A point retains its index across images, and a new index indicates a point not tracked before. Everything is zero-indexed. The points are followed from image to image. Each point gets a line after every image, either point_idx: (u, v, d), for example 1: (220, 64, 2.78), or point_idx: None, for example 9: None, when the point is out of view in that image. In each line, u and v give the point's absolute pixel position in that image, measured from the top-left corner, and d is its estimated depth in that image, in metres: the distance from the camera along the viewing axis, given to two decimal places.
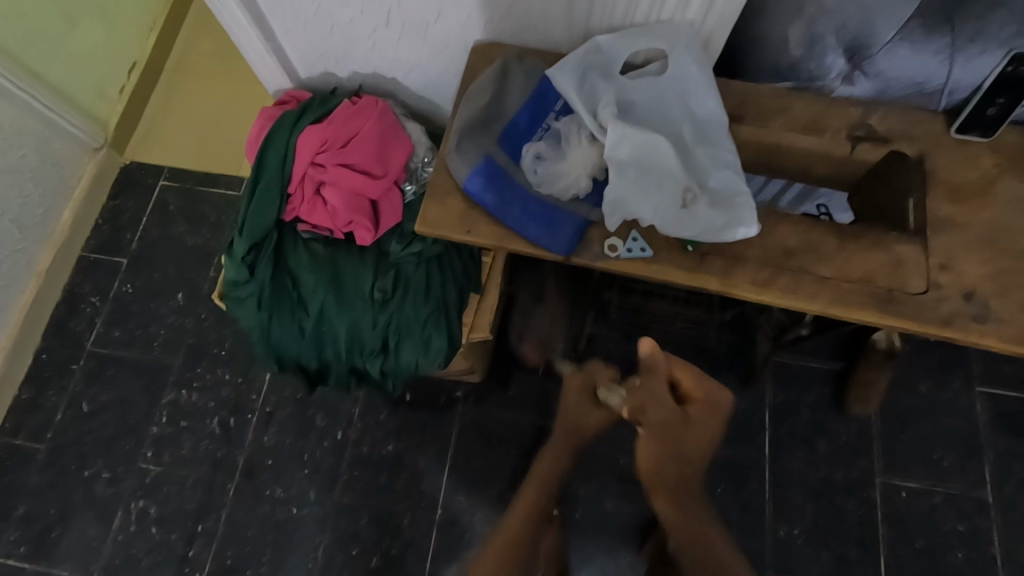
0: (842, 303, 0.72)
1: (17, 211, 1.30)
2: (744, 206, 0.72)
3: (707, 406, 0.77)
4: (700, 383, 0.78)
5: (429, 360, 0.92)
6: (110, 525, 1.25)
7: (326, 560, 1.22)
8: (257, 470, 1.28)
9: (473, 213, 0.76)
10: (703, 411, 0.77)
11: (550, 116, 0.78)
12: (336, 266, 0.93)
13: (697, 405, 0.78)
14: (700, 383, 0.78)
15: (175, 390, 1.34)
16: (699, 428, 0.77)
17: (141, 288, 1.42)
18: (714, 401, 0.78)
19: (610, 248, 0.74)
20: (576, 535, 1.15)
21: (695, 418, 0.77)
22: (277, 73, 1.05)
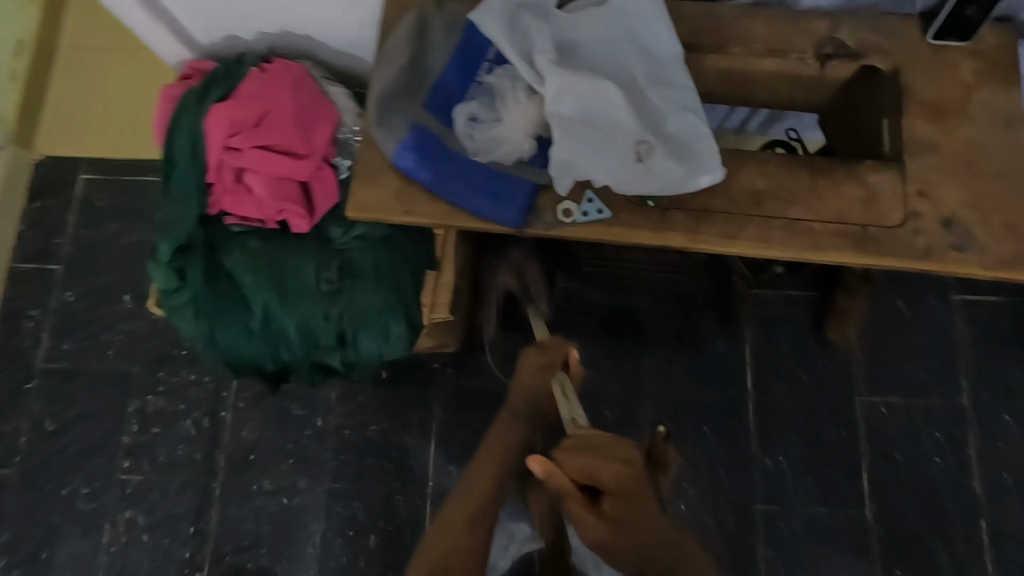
0: (816, 247, 0.67)
1: None
2: (706, 152, 0.66)
3: (622, 486, 0.65)
4: (599, 467, 0.64)
5: (392, 348, 0.87)
6: (100, 539, 1.23)
7: (325, 544, 1.22)
8: (241, 466, 1.25)
9: (409, 190, 0.68)
10: (624, 495, 0.65)
11: (482, 69, 0.69)
12: (274, 260, 0.85)
13: (612, 492, 0.65)
14: (608, 470, 0.65)
15: (141, 398, 1.28)
16: (621, 505, 0.65)
17: (82, 296, 1.32)
18: (623, 476, 0.65)
19: (564, 214, 0.67)
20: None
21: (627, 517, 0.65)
22: (172, 43, 0.91)
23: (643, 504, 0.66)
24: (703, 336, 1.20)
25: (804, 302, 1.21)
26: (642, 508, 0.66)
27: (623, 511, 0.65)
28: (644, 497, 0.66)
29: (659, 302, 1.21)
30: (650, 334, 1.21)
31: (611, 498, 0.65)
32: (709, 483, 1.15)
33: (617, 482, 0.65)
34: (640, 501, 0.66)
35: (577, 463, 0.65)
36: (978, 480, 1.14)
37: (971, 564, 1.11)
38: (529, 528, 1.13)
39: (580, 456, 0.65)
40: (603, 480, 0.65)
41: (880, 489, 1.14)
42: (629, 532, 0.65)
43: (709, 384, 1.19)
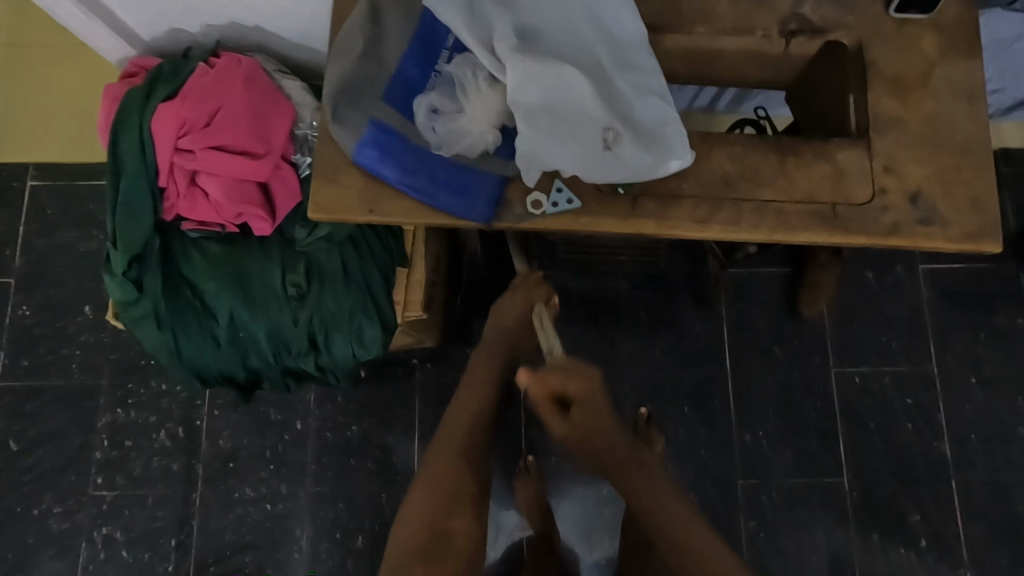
0: (786, 228, 0.66)
1: None
2: (674, 137, 0.64)
3: (587, 396, 0.72)
4: (568, 382, 0.71)
5: (366, 349, 0.85)
6: (77, 558, 1.20)
7: (313, 547, 1.21)
8: (220, 475, 1.22)
9: (373, 187, 0.65)
10: (589, 402, 0.72)
11: (441, 58, 0.66)
12: (237, 266, 0.82)
13: (578, 399, 0.72)
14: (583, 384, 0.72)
15: (110, 412, 1.24)
16: (585, 412, 0.72)
17: (39, 309, 1.26)
18: (590, 387, 0.72)
19: (534, 205, 0.65)
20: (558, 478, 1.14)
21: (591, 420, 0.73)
22: (113, 39, 0.86)
23: (602, 411, 0.74)
24: (680, 318, 1.21)
25: (776, 278, 1.22)
26: (601, 415, 0.73)
27: (587, 417, 0.73)
28: (604, 407, 0.74)
29: (635, 285, 1.21)
30: (628, 317, 1.20)
31: (578, 407, 0.73)
32: (692, 462, 1.16)
33: (586, 395, 0.72)
34: (600, 406, 0.73)
35: (550, 379, 0.71)
36: (947, 442, 1.18)
37: (943, 522, 1.15)
38: (517, 517, 1.12)
39: (552, 374, 0.70)
40: (573, 389, 0.71)
41: (856, 457, 1.17)
42: (592, 431, 0.73)
43: (688, 365, 1.20)
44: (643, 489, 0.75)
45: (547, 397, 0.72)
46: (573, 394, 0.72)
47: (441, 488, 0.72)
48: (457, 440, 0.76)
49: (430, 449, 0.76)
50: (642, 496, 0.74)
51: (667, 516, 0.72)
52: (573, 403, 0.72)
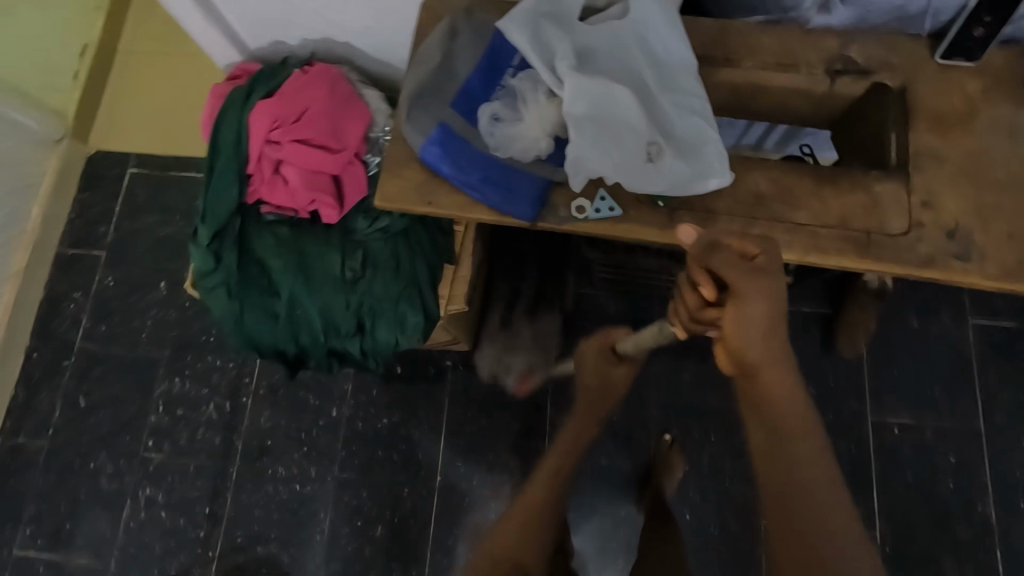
0: (819, 250, 0.69)
1: None
2: (714, 156, 0.69)
3: (775, 269, 0.57)
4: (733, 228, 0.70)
5: (407, 336, 0.91)
6: (121, 514, 1.28)
7: (335, 532, 1.25)
8: (258, 451, 1.30)
9: (432, 182, 0.72)
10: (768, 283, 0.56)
11: (506, 74, 0.74)
12: (303, 249, 0.91)
13: (764, 273, 0.56)
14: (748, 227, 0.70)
15: (168, 381, 1.34)
16: (766, 300, 0.56)
17: (120, 281, 1.38)
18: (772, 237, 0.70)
19: (577, 210, 0.71)
20: (581, 496, 1.16)
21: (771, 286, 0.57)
22: (224, 45, 0.99)
23: (772, 317, 0.57)
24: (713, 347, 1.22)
25: (812, 317, 1.22)
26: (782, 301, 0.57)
27: (760, 316, 0.56)
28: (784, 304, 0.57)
29: None
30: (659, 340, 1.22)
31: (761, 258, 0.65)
32: (716, 491, 1.15)
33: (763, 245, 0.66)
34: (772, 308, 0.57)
35: (722, 251, 0.57)
36: (993, 504, 1.12)
37: None
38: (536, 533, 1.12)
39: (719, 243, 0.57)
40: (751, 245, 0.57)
41: (889, 507, 1.13)
42: (761, 341, 0.58)
43: (718, 394, 1.19)
44: (787, 436, 0.59)
45: (702, 275, 0.57)
46: (742, 282, 0.55)
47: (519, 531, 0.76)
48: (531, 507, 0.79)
49: (504, 519, 0.79)
50: (787, 434, 0.60)
51: (787, 420, 0.60)
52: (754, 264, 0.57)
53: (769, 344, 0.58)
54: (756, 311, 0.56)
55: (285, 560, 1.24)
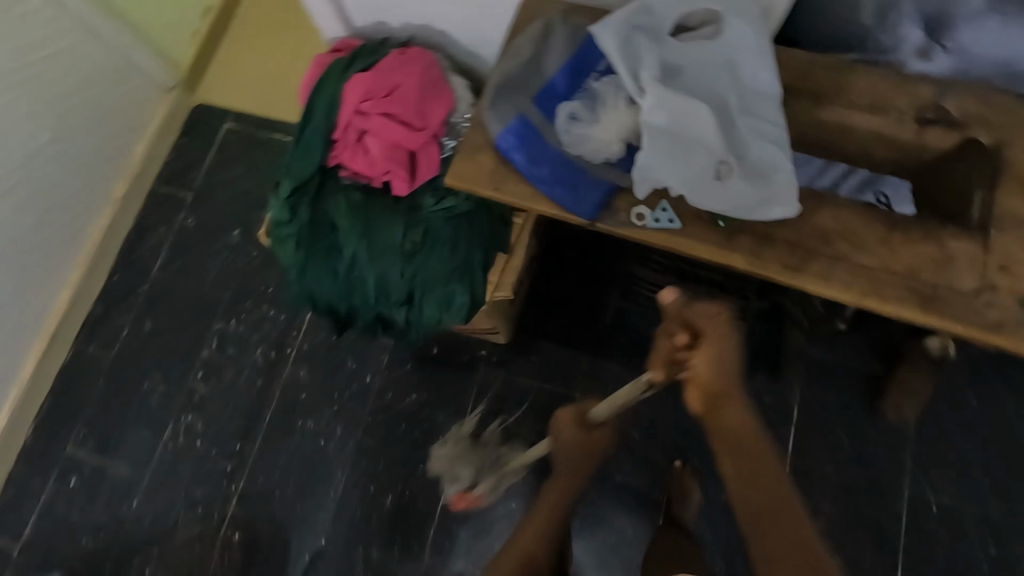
0: (878, 295, 0.68)
1: (87, 136, 1.34)
2: (783, 185, 0.69)
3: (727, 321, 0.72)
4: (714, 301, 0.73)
5: (451, 315, 0.95)
6: (162, 434, 1.36)
7: (348, 493, 1.30)
8: (292, 402, 1.36)
9: (503, 169, 0.76)
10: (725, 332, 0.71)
11: (591, 77, 0.76)
12: (370, 216, 0.96)
13: (721, 325, 0.71)
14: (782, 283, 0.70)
15: (225, 321, 1.42)
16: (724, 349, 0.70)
17: (200, 223, 1.50)
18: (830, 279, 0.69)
19: (636, 217, 0.73)
20: (591, 510, 1.16)
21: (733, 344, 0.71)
22: (333, 20, 1.07)
23: (727, 360, 0.71)
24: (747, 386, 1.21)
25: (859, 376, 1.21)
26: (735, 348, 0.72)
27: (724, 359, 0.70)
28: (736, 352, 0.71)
29: None
30: None
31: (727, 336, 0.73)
32: (729, 531, 1.13)
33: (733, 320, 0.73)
34: (729, 350, 0.71)
35: (691, 311, 0.71)
36: None
37: None
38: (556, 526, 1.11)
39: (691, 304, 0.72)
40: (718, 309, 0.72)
41: None
42: (721, 379, 0.71)
43: None
44: (760, 463, 0.71)
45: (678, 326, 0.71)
46: (706, 331, 0.70)
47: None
48: (518, 560, 0.82)
49: (497, 561, 0.84)
50: (759, 464, 0.72)
51: (755, 452, 0.72)
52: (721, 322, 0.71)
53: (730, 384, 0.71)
54: (717, 356, 0.70)
55: (297, 510, 1.30)
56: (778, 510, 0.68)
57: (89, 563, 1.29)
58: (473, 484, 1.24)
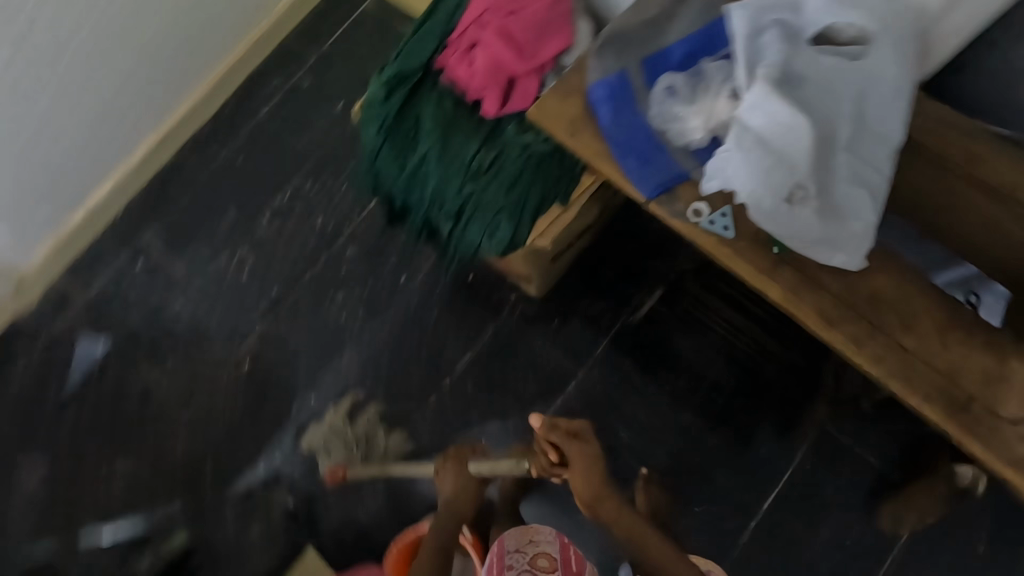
0: (907, 382, 0.64)
1: None
2: (856, 234, 0.65)
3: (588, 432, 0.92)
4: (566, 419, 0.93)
5: (490, 244, 0.97)
6: (218, 256, 1.50)
7: (349, 371, 1.40)
8: (331, 273, 1.46)
9: (584, 120, 0.75)
10: (587, 436, 0.92)
11: (708, 57, 0.73)
12: (453, 126, 0.99)
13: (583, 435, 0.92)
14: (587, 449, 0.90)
15: (302, 180, 1.53)
16: (590, 455, 0.90)
17: (313, 85, 1.59)
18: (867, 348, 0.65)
19: (693, 213, 0.70)
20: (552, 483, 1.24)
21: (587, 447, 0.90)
22: None
23: (598, 459, 0.90)
24: (755, 436, 1.22)
25: (869, 471, 1.20)
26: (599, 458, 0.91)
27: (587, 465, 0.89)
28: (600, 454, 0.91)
29: (729, 370, 1.26)
30: (706, 394, 1.25)
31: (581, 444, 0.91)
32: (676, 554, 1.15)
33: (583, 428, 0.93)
34: (593, 464, 0.89)
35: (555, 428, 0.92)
36: None
37: None
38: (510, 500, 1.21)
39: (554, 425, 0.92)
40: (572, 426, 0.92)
41: None
42: (595, 482, 0.89)
43: (731, 476, 1.22)
44: (641, 525, 0.93)
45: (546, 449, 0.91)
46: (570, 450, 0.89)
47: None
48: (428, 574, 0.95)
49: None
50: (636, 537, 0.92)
51: (625, 523, 0.92)
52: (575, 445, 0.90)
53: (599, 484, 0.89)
54: (585, 455, 0.89)
55: (303, 366, 1.42)
56: (660, 555, 0.92)
57: (128, 338, 1.46)
58: (347, 465, 1.33)
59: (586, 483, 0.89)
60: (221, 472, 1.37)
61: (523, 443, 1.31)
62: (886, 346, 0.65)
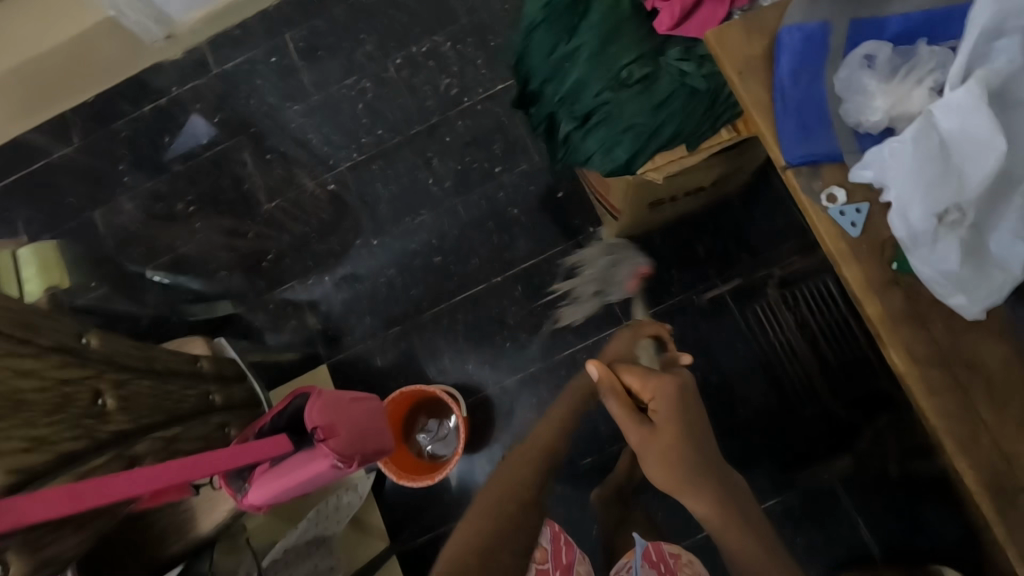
0: (958, 445, 0.60)
1: None
2: (988, 283, 0.60)
3: (665, 405, 0.75)
4: (640, 382, 0.78)
5: (602, 160, 0.95)
6: (344, 80, 1.55)
7: (418, 229, 1.46)
8: (437, 136, 1.49)
9: (759, 62, 0.70)
10: (662, 410, 0.75)
11: (925, 41, 0.65)
12: (620, 29, 0.95)
13: (655, 408, 0.75)
14: (664, 421, 0.74)
15: (445, 39, 1.52)
16: (661, 437, 0.73)
17: None
18: (932, 396, 0.61)
19: (826, 198, 0.66)
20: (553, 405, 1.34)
21: (659, 424, 0.74)
22: None
23: (670, 442, 0.73)
24: (759, 455, 1.22)
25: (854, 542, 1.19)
26: (674, 437, 0.73)
27: (655, 452, 0.73)
28: (680, 433, 0.74)
29: (764, 385, 1.24)
30: (734, 396, 1.25)
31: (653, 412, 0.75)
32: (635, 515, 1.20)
33: (657, 396, 0.76)
34: (668, 451, 0.73)
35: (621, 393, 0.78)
36: None
37: None
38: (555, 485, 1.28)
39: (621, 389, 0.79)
40: (646, 393, 0.77)
41: None
42: (673, 466, 0.72)
43: None
44: (747, 533, 0.74)
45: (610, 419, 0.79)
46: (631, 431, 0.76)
47: (519, 475, 0.77)
48: (517, 474, 0.77)
49: (486, 491, 0.75)
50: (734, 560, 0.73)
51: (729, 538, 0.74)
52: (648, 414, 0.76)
53: (673, 474, 0.73)
54: (657, 435, 0.74)
55: (380, 209, 1.48)
56: None
57: (241, 122, 1.56)
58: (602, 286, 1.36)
59: (652, 469, 0.74)
60: (276, 272, 1.49)
61: (544, 364, 1.36)
62: (952, 404, 0.61)
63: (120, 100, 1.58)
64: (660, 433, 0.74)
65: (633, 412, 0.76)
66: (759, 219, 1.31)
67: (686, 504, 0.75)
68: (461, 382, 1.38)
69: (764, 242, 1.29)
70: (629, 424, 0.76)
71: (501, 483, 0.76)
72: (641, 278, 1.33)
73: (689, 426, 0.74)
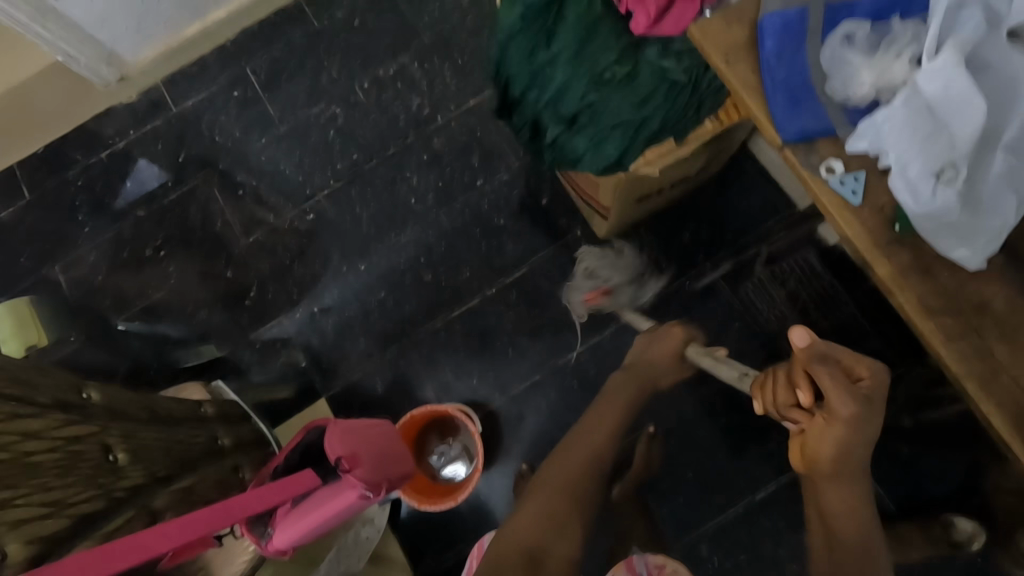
0: (981, 386, 0.63)
1: None
2: (985, 233, 0.64)
3: (877, 386, 0.72)
4: (854, 358, 0.73)
5: (593, 159, 0.99)
6: (312, 107, 1.52)
7: (403, 249, 1.44)
8: (413, 155, 1.48)
9: (745, 49, 0.73)
10: (873, 390, 0.72)
11: (896, 16, 0.70)
12: (596, 32, 0.97)
13: (868, 386, 0.72)
14: (875, 400, 0.72)
15: (411, 59, 1.52)
16: (868, 412, 0.70)
17: None
18: (951, 343, 0.64)
19: (824, 169, 0.69)
20: (563, 409, 1.34)
21: (869, 400, 0.71)
22: None
23: (870, 423, 0.71)
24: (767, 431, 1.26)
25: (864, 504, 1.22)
26: (875, 422, 0.71)
27: (857, 424, 0.70)
28: (878, 420, 0.72)
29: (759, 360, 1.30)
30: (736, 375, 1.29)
31: (863, 388, 0.72)
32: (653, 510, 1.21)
33: (871, 375, 0.72)
34: (864, 428, 0.70)
35: (833, 363, 0.73)
36: None
37: None
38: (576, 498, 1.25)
39: (829, 358, 0.73)
40: (860, 368, 0.73)
41: None
42: (858, 441, 0.71)
43: (732, 456, 1.26)
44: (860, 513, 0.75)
45: (803, 379, 0.73)
46: (843, 399, 0.70)
47: (552, 482, 0.91)
48: (552, 484, 0.91)
49: (518, 512, 0.88)
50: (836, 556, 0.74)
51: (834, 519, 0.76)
52: (858, 386, 0.72)
53: (850, 449, 0.71)
54: (866, 411, 0.70)
55: (362, 232, 1.46)
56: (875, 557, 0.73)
57: (205, 159, 1.51)
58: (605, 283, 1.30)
59: (842, 443, 0.70)
60: (260, 308, 1.44)
61: (548, 369, 1.36)
62: (971, 349, 0.64)
63: (71, 148, 1.51)
64: (868, 409, 0.71)
65: (845, 383, 0.71)
66: (737, 205, 1.36)
67: (827, 485, 0.75)
68: (467, 398, 1.36)
69: (744, 226, 1.36)
70: (845, 389, 0.70)
71: (540, 488, 0.91)
72: (605, 263, 1.32)
73: (885, 418, 0.73)
